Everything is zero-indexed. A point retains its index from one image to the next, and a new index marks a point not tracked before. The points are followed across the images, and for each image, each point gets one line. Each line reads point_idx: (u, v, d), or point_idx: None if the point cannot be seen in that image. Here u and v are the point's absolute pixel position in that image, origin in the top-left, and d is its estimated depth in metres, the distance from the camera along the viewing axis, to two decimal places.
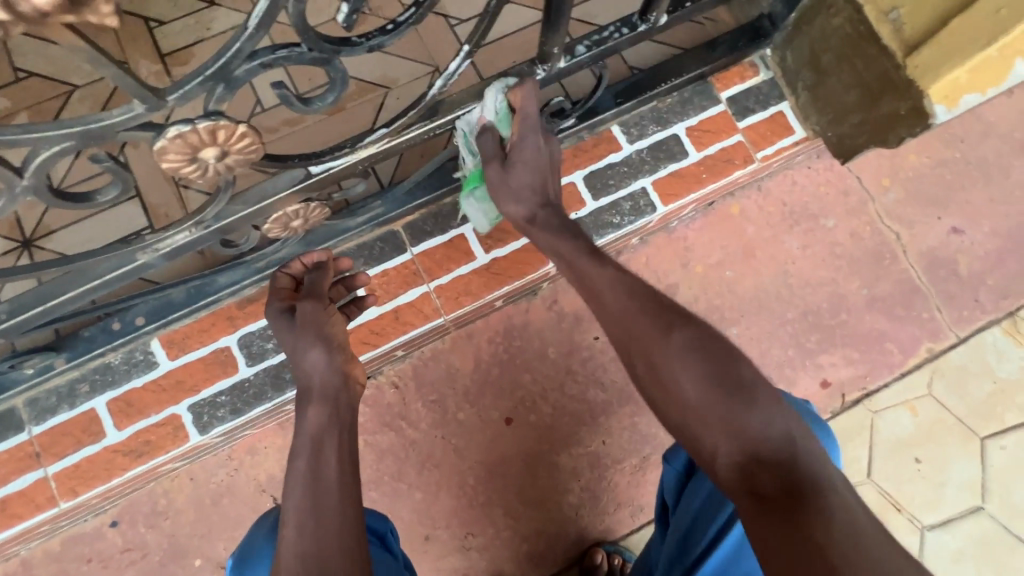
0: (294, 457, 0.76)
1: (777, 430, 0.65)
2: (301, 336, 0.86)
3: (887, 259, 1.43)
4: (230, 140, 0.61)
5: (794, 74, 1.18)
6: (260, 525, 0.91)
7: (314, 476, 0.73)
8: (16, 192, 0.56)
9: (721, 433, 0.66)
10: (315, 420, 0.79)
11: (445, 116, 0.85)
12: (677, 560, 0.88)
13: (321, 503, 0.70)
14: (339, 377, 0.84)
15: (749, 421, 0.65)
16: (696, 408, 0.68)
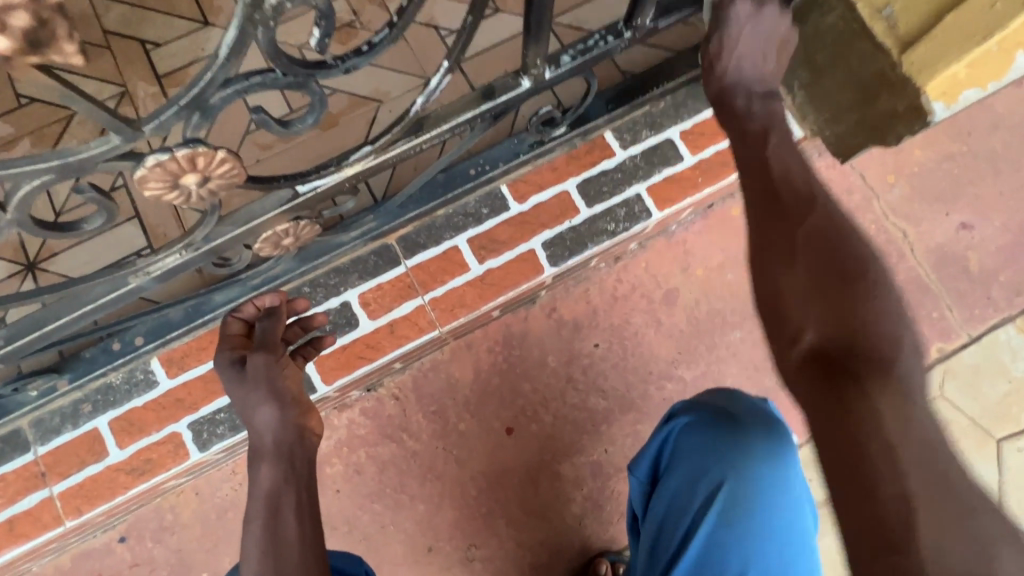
0: (247, 523, 0.67)
1: (896, 331, 0.54)
2: (251, 390, 0.77)
3: (894, 258, 1.40)
4: (210, 166, 0.61)
5: (790, 75, 1.16)
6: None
7: (272, 542, 0.64)
8: (1, 225, 0.57)
9: (819, 320, 0.56)
10: (270, 481, 0.70)
11: (430, 130, 0.85)
12: (648, 573, 0.86)
13: (282, 575, 0.62)
14: (295, 431, 0.75)
15: (862, 302, 0.55)
16: (801, 281, 0.60)
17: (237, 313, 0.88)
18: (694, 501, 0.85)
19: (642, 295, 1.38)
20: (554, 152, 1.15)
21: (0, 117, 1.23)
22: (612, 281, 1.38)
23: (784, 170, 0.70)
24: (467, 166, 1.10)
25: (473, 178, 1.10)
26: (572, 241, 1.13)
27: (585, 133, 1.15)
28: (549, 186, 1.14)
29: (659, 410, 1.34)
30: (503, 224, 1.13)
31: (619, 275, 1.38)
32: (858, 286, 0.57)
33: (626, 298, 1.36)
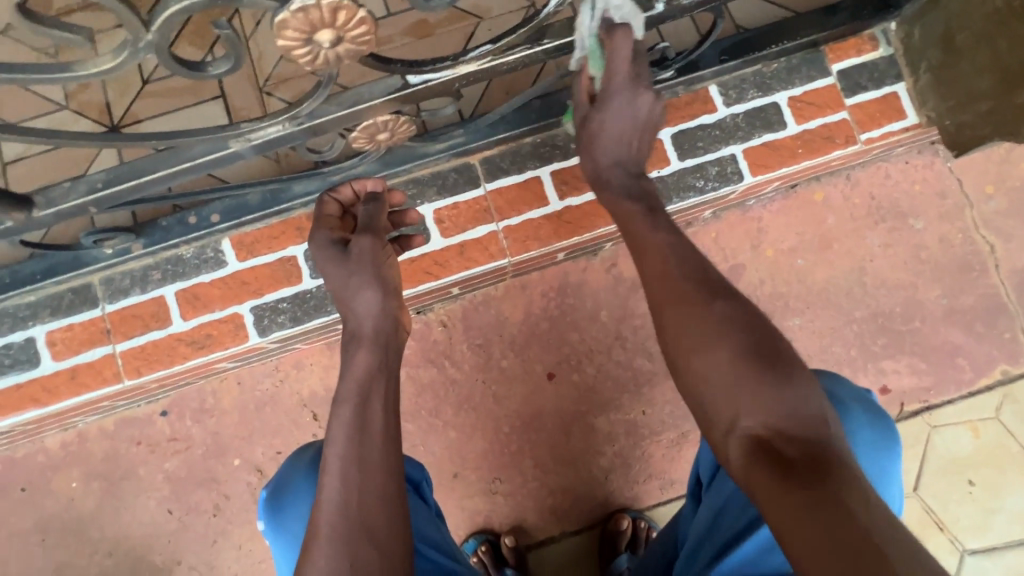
0: (338, 404, 0.76)
1: (811, 414, 0.60)
2: (357, 271, 0.83)
3: (976, 271, 1.34)
4: (348, 24, 0.59)
5: (919, 54, 1.09)
6: (297, 458, 0.92)
7: (358, 425, 0.73)
8: (138, 46, 0.55)
9: (753, 408, 0.60)
10: (361, 370, 0.78)
11: (550, 42, 0.81)
12: (702, 544, 0.84)
13: (365, 453, 0.71)
14: (390, 323, 0.83)
15: (762, 387, 0.61)
16: (723, 373, 0.63)
17: (334, 193, 0.92)
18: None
19: (707, 265, 1.35)
20: None
21: None
22: None
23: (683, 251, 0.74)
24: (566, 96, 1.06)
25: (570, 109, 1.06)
26: (656, 192, 1.09)
27: (689, 84, 1.10)
28: None
29: None
30: None
31: (687, 241, 1.35)
32: (766, 368, 0.62)
33: None
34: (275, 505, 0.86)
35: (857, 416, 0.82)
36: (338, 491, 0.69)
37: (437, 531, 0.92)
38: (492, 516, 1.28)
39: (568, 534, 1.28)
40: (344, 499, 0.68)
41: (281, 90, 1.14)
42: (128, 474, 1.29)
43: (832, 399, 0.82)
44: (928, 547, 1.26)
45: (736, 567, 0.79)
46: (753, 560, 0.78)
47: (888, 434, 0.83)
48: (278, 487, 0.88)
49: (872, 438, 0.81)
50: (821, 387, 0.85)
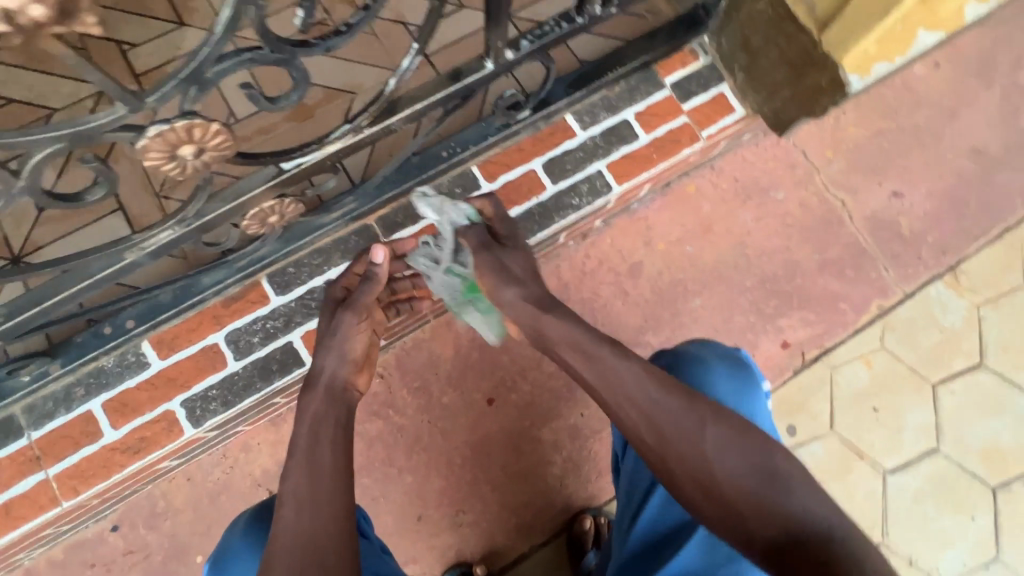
0: (293, 445, 0.84)
1: (727, 447, 0.78)
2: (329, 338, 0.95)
3: (835, 225, 1.53)
4: (205, 137, 0.68)
5: (731, 58, 1.28)
6: (236, 522, 0.96)
7: (312, 460, 0.81)
8: (13, 193, 0.62)
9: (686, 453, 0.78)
10: (319, 413, 0.88)
11: (404, 111, 0.93)
12: (625, 509, 0.98)
13: (317, 484, 0.78)
14: (344, 380, 0.93)
15: (711, 460, 0.77)
16: (679, 456, 0.78)
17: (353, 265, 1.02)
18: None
19: (610, 269, 1.48)
20: (520, 134, 1.24)
21: None
22: (581, 257, 1.47)
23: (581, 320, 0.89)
24: (440, 149, 1.17)
25: (446, 159, 1.17)
26: (540, 216, 1.22)
27: (547, 117, 1.25)
28: (517, 166, 1.23)
29: None
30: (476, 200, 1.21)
31: (587, 251, 1.48)
32: (689, 412, 0.81)
33: (595, 272, 1.46)
34: (217, 568, 0.90)
35: (719, 370, 1.00)
36: (294, 519, 0.75)
37: (381, 562, 0.97)
38: (463, 548, 1.32)
39: (537, 547, 1.34)
40: (299, 524, 0.74)
41: (178, 192, 1.21)
42: None
43: (697, 362, 1.01)
44: (854, 475, 1.39)
45: (649, 519, 0.93)
46: (660, 509, 0.93)
47: (750, 380, 1.00)
48: (221, 555, 0.91)
49: (733, 386, 0.99)
50: (690, 355, 1.03)
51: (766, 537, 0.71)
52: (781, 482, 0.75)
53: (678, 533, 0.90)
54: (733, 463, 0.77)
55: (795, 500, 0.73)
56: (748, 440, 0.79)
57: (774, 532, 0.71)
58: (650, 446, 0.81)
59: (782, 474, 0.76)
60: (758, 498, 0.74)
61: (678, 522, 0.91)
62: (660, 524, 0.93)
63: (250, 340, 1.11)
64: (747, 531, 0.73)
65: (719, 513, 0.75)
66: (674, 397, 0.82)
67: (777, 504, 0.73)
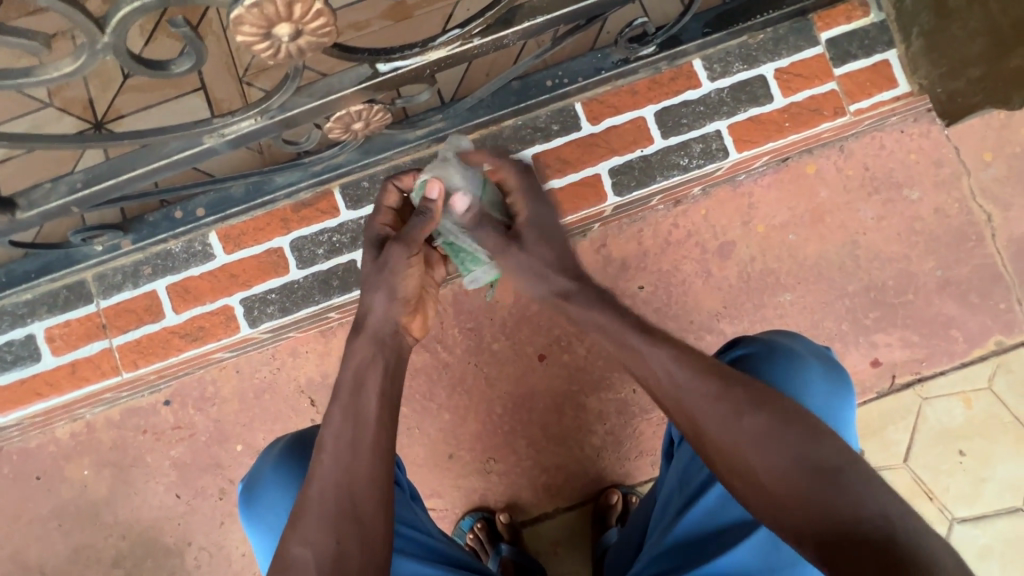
0: (337, 387, 0.82)
1: (772, 440, 0.67)
2: (376, 275, 0.89)
3: (972, 241, 1.32)
4: (305, 17, 0.59)
5: (911, 18, 1.06)
6: (265, 456, 0.95)
7: (354, 413, 0.79)
8: (96, 48, 0.55)
9: (721, 445, 0.69)
10: (370, 362, 0.84)
11: (521, 24, 0.80)
12: (673, 496, 0.89)
13: (359, 435, 0.78)
14: (393, 325, 0.89)
15: (748, 455, 0.67)
16: (714, 447, 0.69)
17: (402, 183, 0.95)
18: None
19: (697, 243, 1.34)
20: (637, 75, 1.08)
21: None
22: (668, 225, 1.34)
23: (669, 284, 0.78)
24: (545, 76, 1.05)
25: (550, 89, 1.04)
26: (640, 171, 1.08)
27: (672, 59, 1.08)
28: (626, 110, 1.09)
29: None
30: (572, 143, 1.09)
31: (676, 220, 1.34)
32: (723, 401, 0.70)
33: (680, 244, 1.33)
34: (247, 499, 0.90)
35: (814, 368, 0.85)
36: (332, 472, 0.76)
37: (413, 515, 0.95)
38: (488, 494, 1.32)
39: (562, 510, 1.31)
40: (339, 480, 0.75)
41: (261, 79, 1.14)
42: (137, 461, 1.33)
43: (787, 355, 0.86)
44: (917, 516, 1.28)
45: (700, 514, 0.84)
46: (715, 505, 0.83)
47: (843, 383, 0.86)
48: (250, 484, 0.91)
49: (828, 386, 0.84)
50: (778, 344, 0.88)
51: (813, 542, 0.61)
52: (845, 479, 0.63)
53: (731, 533, 0.81)
54: (774, 456, 0.66)
55: (853, 498, 0.62)
56: (795, 429, 0.67)
57: (823, 536, 0.61)
58: (681, 435, 0.73)
59: (836, 467, 0.64)
60: (810, 497, 0.63)
61: (733, 522, 0.82)
62: (711, 523, 0.83)
63: (314, 251, 1.07)
64: (793, 532, 0.63)
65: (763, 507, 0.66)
66: (716, 379, 0.72)
67: (827, 507, 0.62)
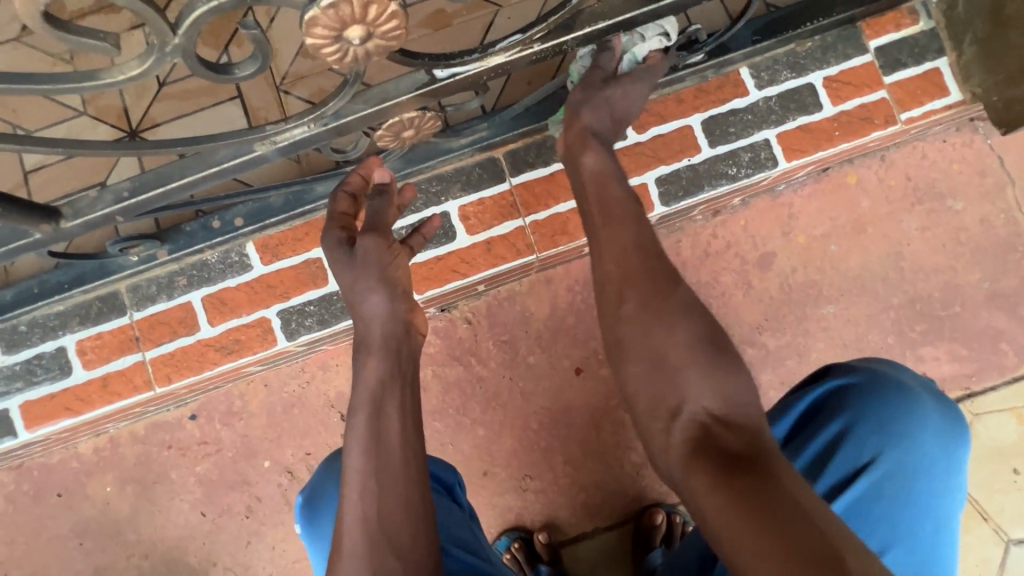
0: (353, 412, 0.75)
1: (690, 318, 0.65)
2: (363, 274, 0.81)
3: (1019, 253, 1.28)
4: (379, 19, 0.56)
5: (964, 25, 1.04)
6: (331, 465, 0.94)
7: (374, 437, 0.73)
8: (165, 50, 0.53)
9: (643, 298, 0.68)
10: (373, 375, 0.77)
11: (582, 30, 0.78)
12: None
13: (383, 463, 0.72)
14: (401, 327, 0.81)
15: (682, 318, 0.65)
16: (646, 295, 0.68)
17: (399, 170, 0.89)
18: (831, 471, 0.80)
19: (737, 254, 1.31)
20: (683, 83, 1.06)
21: None
22: (707, 235, 1.31)
23: None
24: None
25: None
26: (687, 181, 1.06)
27: (719, 67, 1.06)
28: (673, 119, 1.06)
29: None
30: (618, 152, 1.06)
31: (716, 230, 1.31)
32: (651, 271, 0.70)
33: (720, 255, 1.30)
34: (309, 514, 0.90)
35: (926, 403, 0.84)
36: (357, 503, 0.70)
37: (470, 533, 0.93)
38: (524, 513, 1.27)
39: (601, 530, 1.27)
40: (366, 513, 0.69)
41: (300, 88, 1.12)
42: (161, 477, 1.30)
43: (899, 388, 0.84)
44: (971, 537, 1.23)
45: None
46: None
47: (955, 422, 0.84)
48: (311, 496, 0.91)
49: (940, 426, 0.83)
50: (886, 375, 0.86)
51: (699, 411, 0.60)
52: (734, 380, 0.61)
53: None
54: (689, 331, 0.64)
55: (734, 381, 0.61)
56: (717, 316, 0.66)
57: (708, 409, 0.60)
58: (610, 277, 0.72)
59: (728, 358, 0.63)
60: (704, 370, 0.62)
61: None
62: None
63: None
64: (678, 402, 0.61)
65: (638, 375, 0.65)
66: (652, 252, 0.72)
67: (732, 383, 0.61)
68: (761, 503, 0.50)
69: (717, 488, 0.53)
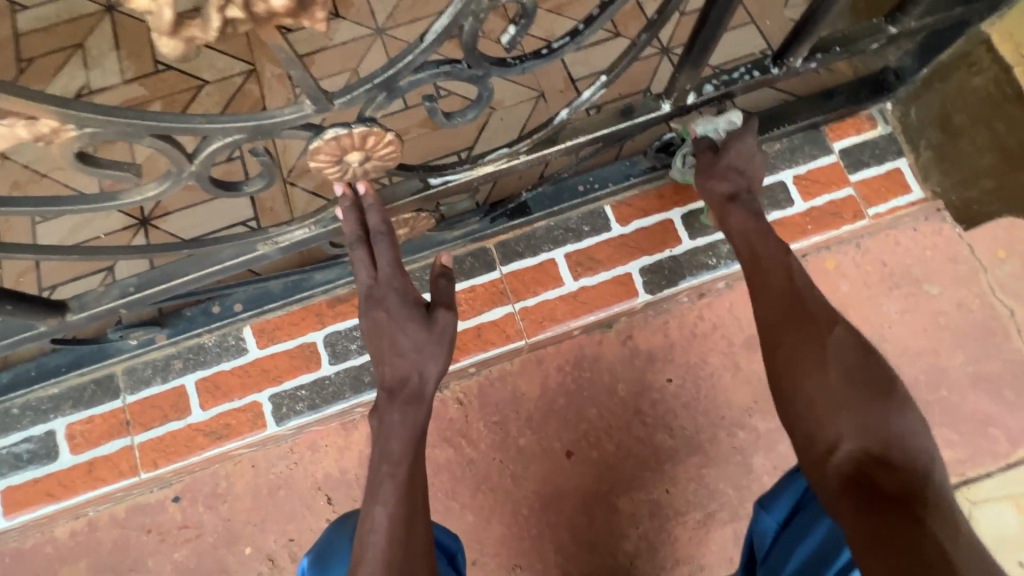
0: (389, 462, 0.73)
1: (839, 357, 0.75)
2: (428, 336, 0.78)
3: (998, 336, 1.31)
4: (376, 146, 0.63)
5: (917, 132, 1.13)
6: (341, 525, 0.90)
7: (408, 483, 0.72)
8: (182, 176, 0.59)
9: (855, 350, 0.76)
10: (407, 427, 0.76)
11: (564, 142, 0.85)
12: None
13: (413, 504, 0.71)
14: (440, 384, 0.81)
15: (833, 351, 0.76)
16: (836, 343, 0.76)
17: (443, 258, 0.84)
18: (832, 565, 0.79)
19: (724, 336, 1.33)
20: (663, 179, 1.14)
21: (137, 79, 1.31)
22: (693, 317, 1.33)
23: (804, 280, 0.86)
24: (577, 182, 1.10)
25: (582, 194, 1.10)
26: (669, 271, 1.12)
27: None
28: (654, 213, 1.14)
29: (728, 458, 1.27)
30: (602, 243, 1.12)
31: (701, 313, 1.33)
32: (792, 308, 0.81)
33: (707, 336, 1.31)
34: (318, 570, 0.83)
35: None
36: (384, 548, 0.67)
37: None
38: None
39: None
40: (388, 559, 0.66)
41: (304, 180, 1.19)
42: (136, 566, 1.24)
43: None
44: None
45: None
46: None
47: None
48: (319, 556, 0.85)
49: None
50: None
51: (854, 448, 0.66)
52: (891, 404, 0.70)
53: None
54: (854, 361, 0.74)
55: (905, 426, 0.68)
56: (877, 372, 0.73)
57: (865, 446, 0.66)
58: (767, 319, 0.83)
59: (898, 398, 0.70)
60: (888, 415, 0.68)
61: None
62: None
63: (347, 346, 1.07)
64: (834, 438, 0.69)
65: (804, 415, 0.73)
66: (808, 307, 0.82)
67: (903, 425, 0.67)
68: (908, 536, 0.56)
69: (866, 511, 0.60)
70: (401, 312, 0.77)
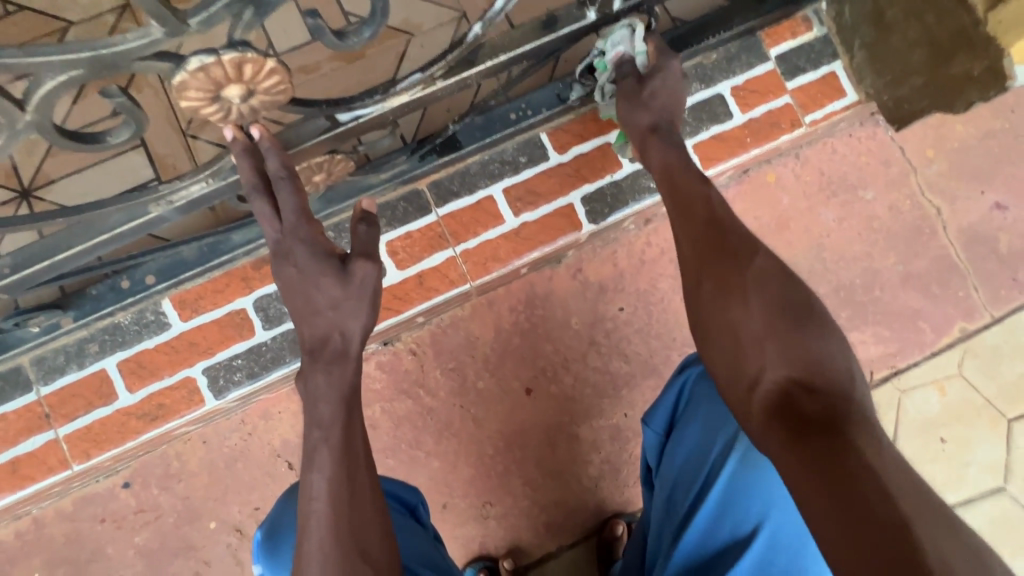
0: (320, 427, 0.67)
1: (762, 287, 0.65)
2: (336, 292, 0.70)
3: (925, 234, 1.36)
4: (257, 76, 0.54)
5: (852, 31, 1.11)
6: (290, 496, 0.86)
7: (344, 446, 0.66)
8: (17, 128, 0.49)
9: (774, 272, 0.66)
10: (334, 390, 0.68)
11: (485, 62, 0.77)
12: (664, 523, 0.87)
13: (352, 469, 0.65)
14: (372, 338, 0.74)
15: (751, 289, 0.65)
16: (760, 270, 0.67)
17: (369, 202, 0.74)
18: (711, 451, 0.84)
19: (672, 260, 1.32)
20: None
21: None
22: (641, 244, 1.31)
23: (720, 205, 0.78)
24: (508, 110, 1.04)
25: (514, 122, 1.04)
26: (612, 198, 1.08)
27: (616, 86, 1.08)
28: (591, 138, 1.08)
29: None
30: (541, 174, 1.07)
31: (649, 238, 1.32)
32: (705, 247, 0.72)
33: (655, 262, 1.30)
34: (269, 546, 0.80)
35: None
36: (329, 512, 0.62)
37: (437, 549, 0.91)
38: (488, 540, 1.26)
39: (565, 548, 1.27)
40: (334, 522, 0.62)
41: (207, 131, 1.06)
42: None
43: None
44: None
45: (697, 537, 0.82)
46: (707, 531, 0.82)
47: None
48: (272, 530, 0.82)
49: None
50: None
51: (778, 376, 0.58)
52: (816, 330, 0.61)
53: (732, 553, 0.80)
54: (772, 290, 0.64)
55: (824, 348, 0.59)
56: (800, 296, 0.64)
57: (791, 373, 0.58)
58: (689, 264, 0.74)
59: (819, 317, 0.62)
60: (807, 342, 0.59)
61: (725, 546, 0.81)
62: (706, 546, 0.82)
63: (280, 310, 1.00)
64: (756, 373, 0.60)
65: (726, 347, 0.64)
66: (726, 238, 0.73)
67: (825, 348, 0.59)
68: (832, 458, 0.50)
69: (793, 445, 0.53)
70: (317, 270, 0.70)
